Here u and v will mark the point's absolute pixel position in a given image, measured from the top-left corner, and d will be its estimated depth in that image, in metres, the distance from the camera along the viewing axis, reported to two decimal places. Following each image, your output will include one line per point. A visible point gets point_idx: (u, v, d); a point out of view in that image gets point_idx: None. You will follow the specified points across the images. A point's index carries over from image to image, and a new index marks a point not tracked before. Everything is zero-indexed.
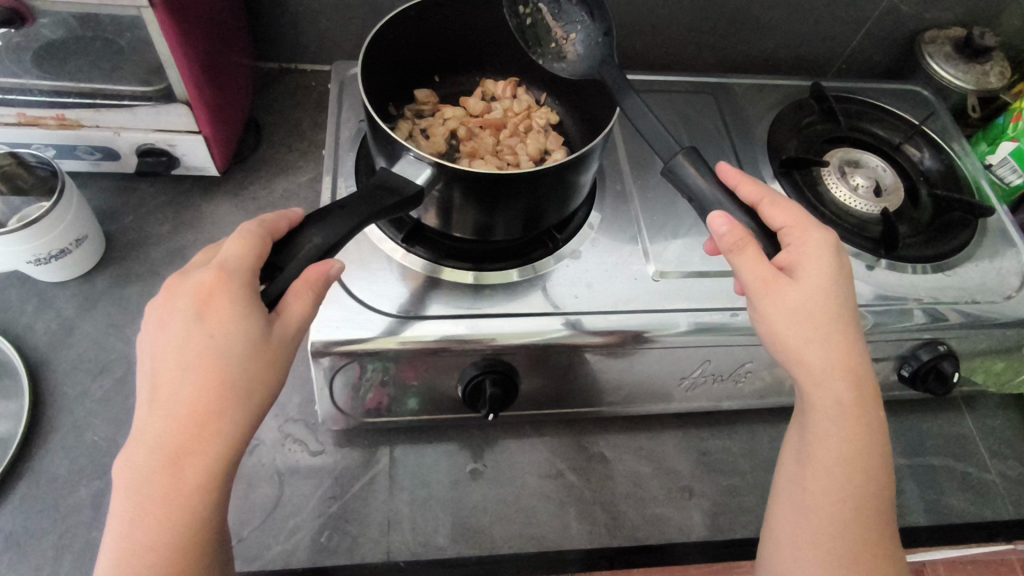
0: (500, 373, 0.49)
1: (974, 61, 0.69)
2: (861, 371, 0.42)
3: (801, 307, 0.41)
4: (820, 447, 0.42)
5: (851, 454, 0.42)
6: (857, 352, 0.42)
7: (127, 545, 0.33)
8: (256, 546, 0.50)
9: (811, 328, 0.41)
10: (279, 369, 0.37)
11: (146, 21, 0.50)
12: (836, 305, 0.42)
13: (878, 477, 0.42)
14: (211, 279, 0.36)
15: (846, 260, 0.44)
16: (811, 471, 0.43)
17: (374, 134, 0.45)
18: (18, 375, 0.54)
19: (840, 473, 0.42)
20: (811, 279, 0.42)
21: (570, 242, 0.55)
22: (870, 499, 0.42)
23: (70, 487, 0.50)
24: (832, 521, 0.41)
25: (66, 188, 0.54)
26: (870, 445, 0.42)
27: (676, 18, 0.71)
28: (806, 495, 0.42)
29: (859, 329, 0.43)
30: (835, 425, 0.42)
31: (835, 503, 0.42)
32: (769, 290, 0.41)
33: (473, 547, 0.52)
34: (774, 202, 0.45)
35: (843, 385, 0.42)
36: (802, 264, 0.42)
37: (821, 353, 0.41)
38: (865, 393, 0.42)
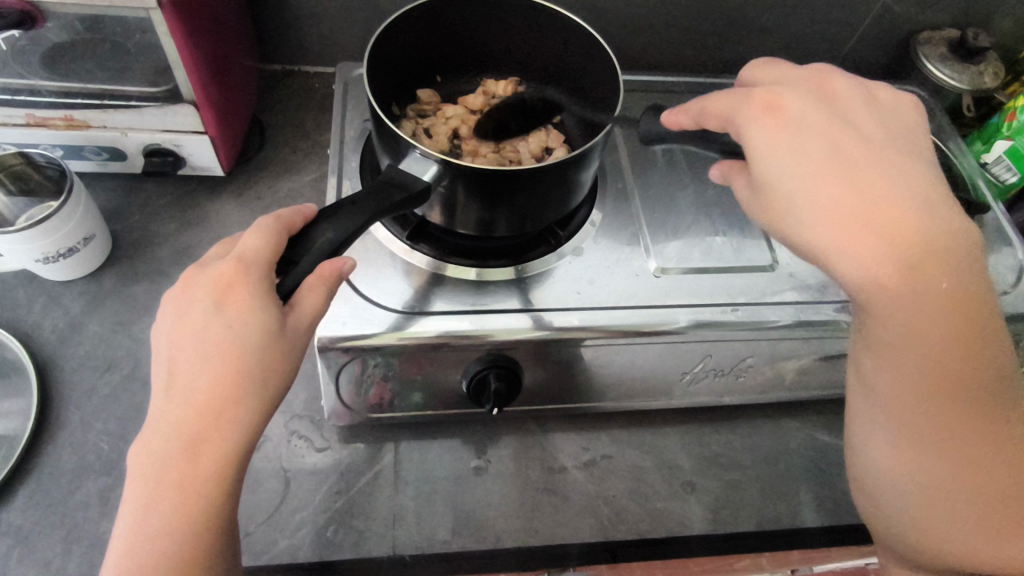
0: (504, 368, 0.50)
1: (968, 61, 0.70)
2: (868, 216, 0.38)
3: (773, 195, 0.41)
4: (880, 332, 0.39)
5: (911, 328, 0.37)
6: (869, 200, 0.38)
7: (142, 529, 0.33)
8: (262, 540, 0.50)
9: (801, 211, 0.39)
10: (294, 360, 0.37)
11: (154, 22, 0.50)
12: (823, 168, 0.39)
13: (947, 348, 0.37)
14: (230, 271, 0.36)
15: (794, 113, 0.42)
16: (881, 360, 0.39)
17: (379, 133, 0.46)
18: (25, 373, 0.54)
19: (906, 354, 0.38)
20: (768, 163, 0.40)
21: (571, 238, 0.56)
22: (938, 369, 0.38)
23: (78, 482, 0.51)
24: (912, 407, 0.39)
25: (75, 187, 0.54)
26: (929, 310, 0.37)
27: (675, 19, 0.72)
28: (883, 391, 0.40)
29: (856, 166, 0.40)
30: (892, 302, 0.37)
31: (910, 384, 0.38)
32: (754, 197, 0.42)
33: (478, 542, 0.53)
34: (707, 109, 0.46)
35: (880, 254, 0.37)
36: (753, 151, 0.41)
37: (822, 230, 0.38)
38: (894, 236, 0.37)
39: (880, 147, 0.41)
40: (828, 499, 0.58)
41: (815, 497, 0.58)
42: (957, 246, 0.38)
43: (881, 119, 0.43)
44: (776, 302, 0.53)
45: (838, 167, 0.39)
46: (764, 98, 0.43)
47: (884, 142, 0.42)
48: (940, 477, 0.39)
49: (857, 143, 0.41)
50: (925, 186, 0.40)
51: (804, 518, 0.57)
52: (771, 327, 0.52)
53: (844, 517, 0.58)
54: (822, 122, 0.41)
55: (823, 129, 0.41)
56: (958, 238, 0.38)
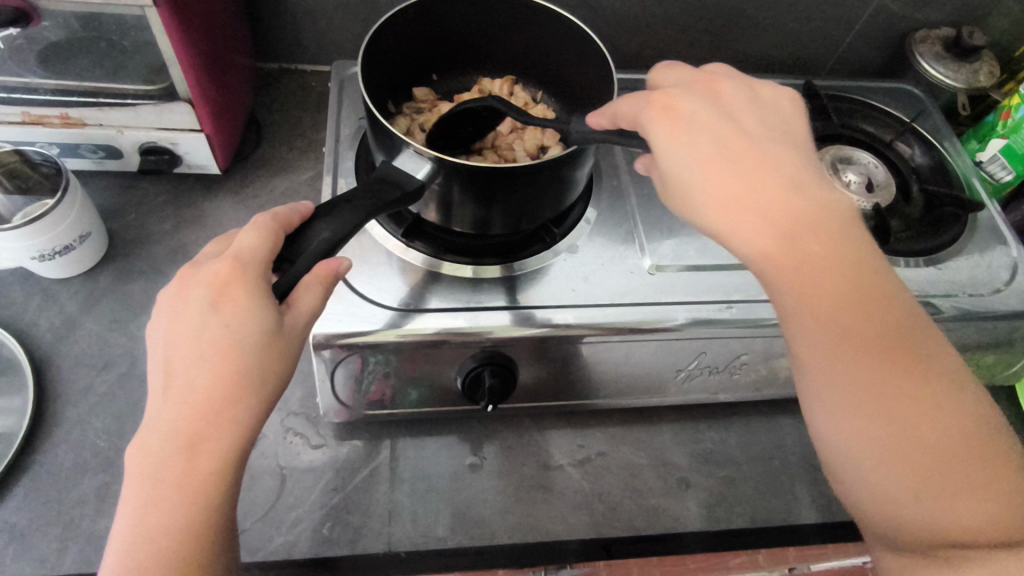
0: (499, 365, 0.50)
1: (964, 59, 0.70)
2: (783, 208, 0.37)
3: (681, 188, 0.39)
4: (799, 338, 0.37)
5: (826, 332, 0.36)
6: (756, 194, 0.37)
7: (141, 530, 0.33)
8: (258, 537, 0.51)
9: (710, 206, 0.38)
10: (292, 359, 0.37)
11: (150, 20, 0.50)
12: (721, 165, 0.38)
13: (866, 352, 0.36)
14: (227, 270, 0.36)
15: (686, 108, 0.40)
16: (805, 362, 0.37)
17: (374, 130, 0.47)
18: (23, 370, 0.54)
19: (825, 358, 0.37)
20: (669, 158, 0.39)
21: (566, 236, 0.56)
22: (867, 370, 0.36)
23: (75, 479, 0.51)
24: (847, 393, 0.36)
25: (71, 185, 0.54)
26: (839, 312, 0.36)
27: (671, 18, 0.72)
28: (810, 391, 0.38)
29: (739, 160, 0.38)
30: (801, 306, 0.36)
31: (835, 374, 0.36)
32: (670, 193, 0.40)
33: (474, 539, 0.53)
34: (619, 104, 0.43)
35: (779, 252, 0.36)
36: (655, 146, 0.39)
37: (733, 220, 0.37)
38: (790, 225, 0.36)
39: (763, 143, 0.39)
40: (822, 496, 0.58)
41: (810, 494, 0.58)
42: (848, 221, 0.38)
43: (765, 114, 0.41)
44: (772, 299, 0.53)
45: (724, 150, 0.38)
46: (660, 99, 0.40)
47: (767, 123, 0.41)
48: (894, 484, 0.36)
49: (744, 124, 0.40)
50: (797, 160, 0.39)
51: (799, 515, 0.57)
52: (766, 325, 0.52)
53: (838, 514, 0.58)
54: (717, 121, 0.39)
55: (720, 125, 0.39)
56: (846, 213, 0.38)
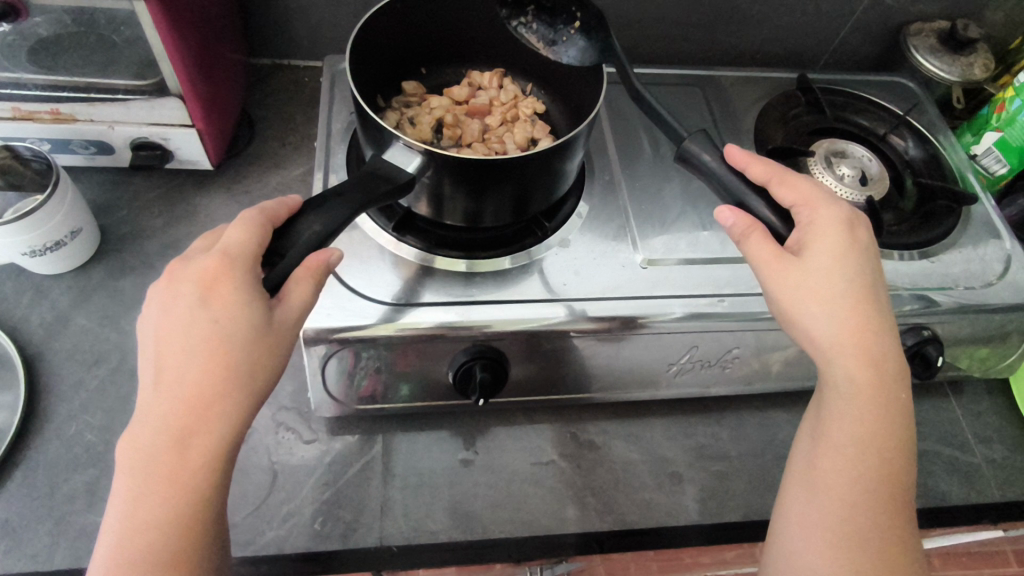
0: (490, 359, 0.50)
1: (958, 52, 0.70)
2: (878, 350, 0.42)
3: (807, 285, 0.42)
4: (840, 429, 0.42)
5: (866, 439, 0.42)
6: (880, 333, 0.42)
7: (134, 522, 0.33)
8: (249, 532, 0.51)
9: (816, 304, 0.42)
10: (282, 353, 0.37)
11: (139, 14, 0.50)
12: (846, 275, 0.42)
13: (888, 468, 0.42)
14: (215, 265, 0.36)
15: (867, 238, 0.44)
16: (831, 446, 0.43)
17: (363, 124, 0.46)
18: (13, 365, 0.54)
19: (854, 454, 0.42)
20: (823, 260, 0.43)
21: (558, 231, 0.55)
22: (882, 479, 0.42)
23: (66, 475, 0.51)
24: (847, 513, 0.41)
25: (61, 180, 0.54)
26: (884, 432, 0.42)
27: (665, 11, 0.72)
28: (820, 469, 0.43)
29: (868, 287, 0.43)
30: (852, 406, 0.42)
31: (847, 490, 0.41)
32: (775, 274, 0.43)
33: (465, 533, 0.53)
34: (785, 180, 0.46)
35: (855, 361, 0.42)
36: (816, 244, 0.43)
37: (837, 331, 0.42)
38: (890, 368, 0.42)
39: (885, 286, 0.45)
40: None
41: None
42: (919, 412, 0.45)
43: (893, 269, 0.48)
44: (765, 293, 0.53)
45: (886, 303, 0.44)
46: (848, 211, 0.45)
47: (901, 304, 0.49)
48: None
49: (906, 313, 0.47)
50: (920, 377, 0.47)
51: None
52: (757, 318, 0.52)
53: None
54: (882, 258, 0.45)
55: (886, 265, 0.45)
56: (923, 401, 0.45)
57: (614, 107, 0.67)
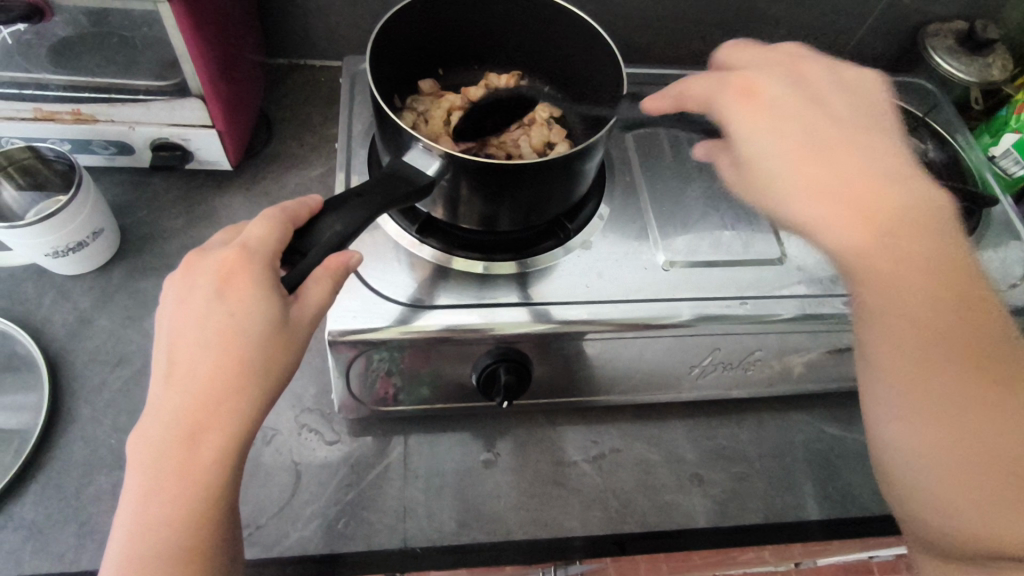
0: (513, 361, 0.50)
1: (977, 53, 0.70)
2: (875, 188, 0.39)
3: (762, 173, 0.42)
4: (889, 305, 0.38)
5: (908, 301, 0.38)
6: (843, 173, 0.40)
7: (145, 518, 0.33)
8: (273, 533, 0.51)
9: (797, 183, 0.40)
10: (297, 351, 0.36)
11: (163, 15, 0.50)
12: (795, 139, 0.41)
13: (942, 316, 0.37)
14: (233, 258, 0.35)
15: (771, 91, 0.44)
16: (868, 331, 0.39)
17: (383, 129, 0.47)
18: (36, 367, 0.54)
19: (907, 323, 0.38)
20: (756, 144, 0.42)
21: (580, 232, 0.56)
22: (941, 335, 0.37)
23: (91, 476, 0.51)
24: (915, 375, 0.38)
25: (84, 181, 0.54)
26: (919, 275, 0.37)
27: (683, 12, 0.72)
28: (884, 362, 0.39)
29: (816, 137, 0.41)
30: (890, 270, 0.38)
31: (911, 372, 0.38)
32: (759, 174, 0.42)
33: (487, 533, 0.53)
34: (688, 90, 0.47)
35: (851, 218, 0.39)
36: (738, 132, 0.43)
37: (807, 205, 0.40)
38: (872, 204, 0.39)
39: (835, 122, 0.42)
40: (833, 494, 0.58)
41: (821, 491, 0.58)
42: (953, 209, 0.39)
43: (845, 97, 0.45)
44: (787, 295, 0.53)
45: (828, 143, 0.41)
46: (743, 89, 0.44)
47: (870, 126, 0.43)
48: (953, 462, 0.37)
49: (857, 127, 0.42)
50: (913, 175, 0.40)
51: (811, 511, 0.57)
52: (778, 320, 0.52)
53: (850, 510, 0.58)
54: (796, 104, 0.43)
55: (801, 103, 0.43)
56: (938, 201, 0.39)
57: None
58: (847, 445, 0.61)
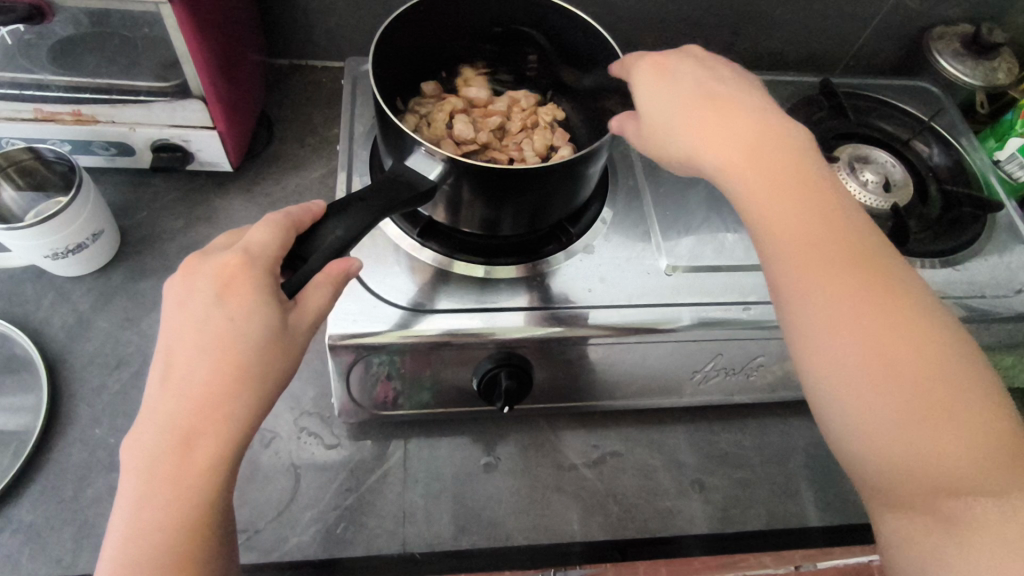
0: (515, 366, 0.50)
1: (982, 57, 0.69)
2: (749, 141, 0.40)
3: (662, 134, 0.42)
4: (792, 249, 0.38)
5: (805, 244, 0.38)
6: (737, 127, 0.41)
7: (139, 525, 0.32)
8: (272, 538, 0.51)
9: (696, 136, 0.41)
10: (295, 359, 0.36)
11: (164, 16, 0.50)
12: (692, 100, 0.42)
13: (845, 260, 0.37)
14: (235, 262, 0.35)
15: (680, 66, 0.44)
16: (782, 284, 0.38)
17: (385, 133, 0.47)
18: (36, 369, 0.54)
19: (811, 265, 0.37)
20: (654, 105, 0.43)
21: (582, 236, 0.55)
22: (841, 278, 0.37)
23: (89, 479, 0.51)
24: (828, 322, 0.37)
25: (84, 182, 0.54)
26: (816, 219, 0.38)
27: (686, 14, 0.71)
28: (801, 315, 0.38)
29: (709, 99, 0.42)
30: (781, 213, 0.38)
31: (835, 319, 0.36)
32: (661, 133, 0.42)
33: (487, 539, 0.53)
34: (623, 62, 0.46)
35: (742, 169, 0.39)
36: (643, 96, 0.44)
37: (715, 155, 0.40)
38: (770, 155, 0.40)
39: (730, 90, 0.43)
40: (834, 500, 0.58)
41: (822, 497, 0.58)
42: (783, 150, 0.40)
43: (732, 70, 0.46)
44: None
45: (731, 105, 0.42)
46: (653, 62, 0.45)
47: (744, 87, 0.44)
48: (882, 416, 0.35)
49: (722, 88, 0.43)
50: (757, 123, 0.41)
51: (813, 518, 0.57)
52: (781, 326, 0.51)
53: (851, 517, 0.57)
54: (699, 75, 0.44)
55: (697, 75, 0.44)
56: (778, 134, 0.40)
57: None
58: None
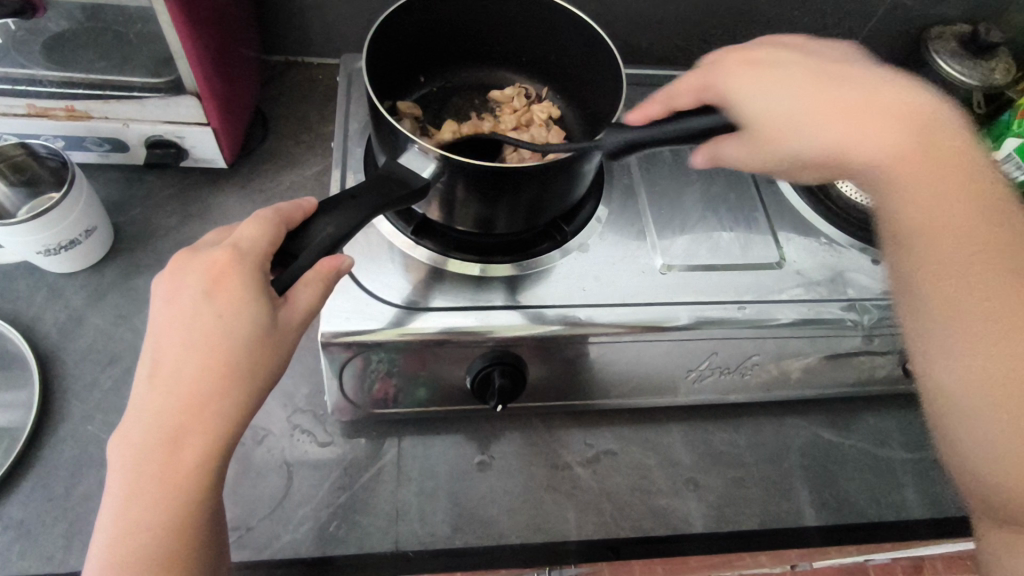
0: (508, 365, 0.49)
1: (980, 56, 0.69)
2: (869, 121, 0.39)
3: (775, 125, 0.41)
4: (939, 238, 0.37)
5: (961, 232, 0.37)
6: (874, 107, 0.40)
7: (126, 523, 0.32)
8: (265, 535, 0.50)
9: (809, 123, 0.40)
10: (283, 356, 0.36)
11: (157, 12, 0.50)
12: (800, 88, 0.41)
13: (982, 243, 0.36)
14: (224, 259, 0.35)
15: (763, 57, 0.44)
16: (920, 279, 0.37)
17: (378, 130, 0.46)
18: (27, 365, 0.54)
19: (966, 251, 0.36)
20: (762, 95, 0.42)
21: (577, 235, 0.55)
22: (993, 265, 0.36)
23: (81, 476, 0.50)
24: (976, 318, 0.35)
25: (77, 178, 0.54)
26: (955, 203, 0.37)
27: (684, 12, 0.71)
28: (938, 316, 0.36)
29: (825, 80, 0.41)
30: (933, 201, 0.38)
31: (977, 314, 0.35)
32: (773, 120, 0.41)
33: (481, 538, 0.53)
34: (673, 92, 0.46)
35: (881, 156, 0.39)
36: (738, 92, 0.43)
37: (832, 135, 0.40)
38: (860, 141, 0.39)
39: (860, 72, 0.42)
40: (830, 499, 0.58)
41: (817, 496, 0.58)
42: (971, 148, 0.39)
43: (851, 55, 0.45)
44: (784, 300, 0.53)
45: (859, 86, 0.41)
46: (835, 53, 0.45)
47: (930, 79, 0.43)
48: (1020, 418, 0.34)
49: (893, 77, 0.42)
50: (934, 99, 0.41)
51: (808, 518, 0.57)
52: (776, 326, 0.51)
53: (847, 517, 0.57)
54: (799, 61, 0.43)
55: (792, 61, 0.43)
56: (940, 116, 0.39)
57: (632, 110, 0.67)
58: (844, 451, 0.61)
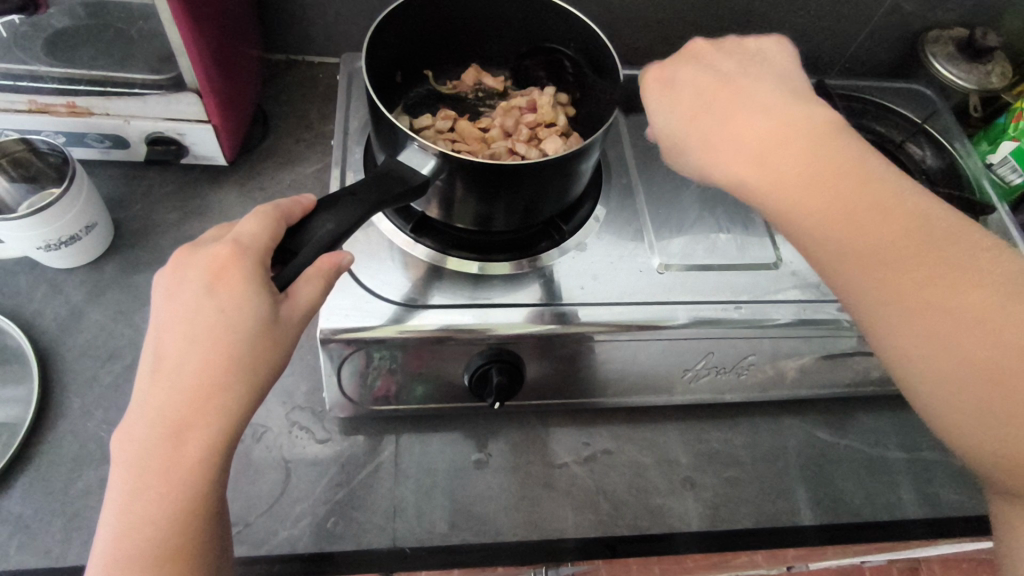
0: (506, 363, 0.50)
1: (976, 60, 0.69)
2: (749, 123, 0.38)
3: (672, 139, 0.41)
4: (819, 238, 0.35)
5: (850, 218, 0.34)
6: (746, 109, 0.38)
7: (129, 516, 0.32)
8: (263, 531, 0.51)
9: (695, 134, 0.39)
10: (284, 351, 0.36)
11: (159, 9, 0.50)
12: (693, 99, 0.40)
13: (892, 228, 0.34)
14: (225, 253, 0.35)
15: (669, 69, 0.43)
16: (836, 274, 0.35)
17: (379, 129, 0.47)
18: (27, 359, 0.54)
19: (861, 238, 0.34)
20: (659, 117, 0.42)
21: (575, 234, 0.56)
22: (908, 252, 0.33)
23: (79, 470, 0.51)
24: (912, 315, 0.33)
25: (77, 174, 0.54)
26: (819, 192, 0.35)
27: (683, 14, 0.71)
28: (869, 307, 0.34)
29: (717, 91, 0.40)
30: (805, 191, 0.35)
31: (911, 300, 0.33)
32: (680, 129, 0.40)
33: (478, 535, 0.53)
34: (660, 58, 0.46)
35: (734, 158, 0.37)
36: (653, 107, 0.42)
37: (693, 145, 0.39)
38: (761, 142, 0.37)
39: (744, 76, 0.41)
40: (824, 499, 0.58)
41: (812, 496, 0.58)
42: (794, 136, 0.37)
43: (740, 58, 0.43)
44: (779, 300, 0.53)
45: (723, 94, 0.39)
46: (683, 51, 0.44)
47: (798, 94, 0.40)
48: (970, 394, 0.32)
49: (770, 97, 0.39)
50: (756, 108, 0.38)
51: (803, 517, 0.57)
52: (772, 325, 0.51)
53: (840, 516, 0.58)
54: (694, 75, 0.41)
55: (698, 76, 0.41)
56: (841, 134, 0.37)
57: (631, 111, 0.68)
58: (839, 451, 0.61)
